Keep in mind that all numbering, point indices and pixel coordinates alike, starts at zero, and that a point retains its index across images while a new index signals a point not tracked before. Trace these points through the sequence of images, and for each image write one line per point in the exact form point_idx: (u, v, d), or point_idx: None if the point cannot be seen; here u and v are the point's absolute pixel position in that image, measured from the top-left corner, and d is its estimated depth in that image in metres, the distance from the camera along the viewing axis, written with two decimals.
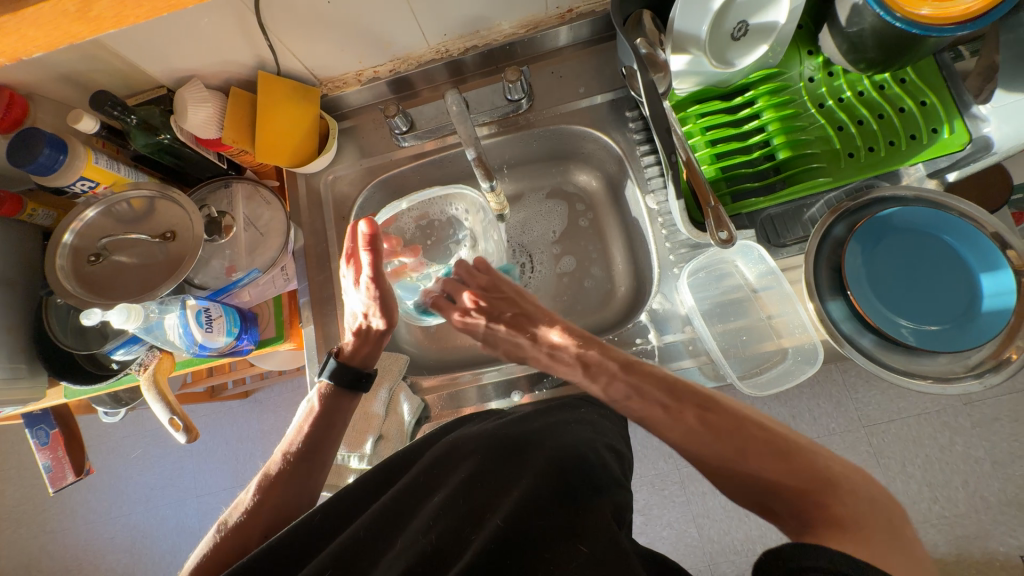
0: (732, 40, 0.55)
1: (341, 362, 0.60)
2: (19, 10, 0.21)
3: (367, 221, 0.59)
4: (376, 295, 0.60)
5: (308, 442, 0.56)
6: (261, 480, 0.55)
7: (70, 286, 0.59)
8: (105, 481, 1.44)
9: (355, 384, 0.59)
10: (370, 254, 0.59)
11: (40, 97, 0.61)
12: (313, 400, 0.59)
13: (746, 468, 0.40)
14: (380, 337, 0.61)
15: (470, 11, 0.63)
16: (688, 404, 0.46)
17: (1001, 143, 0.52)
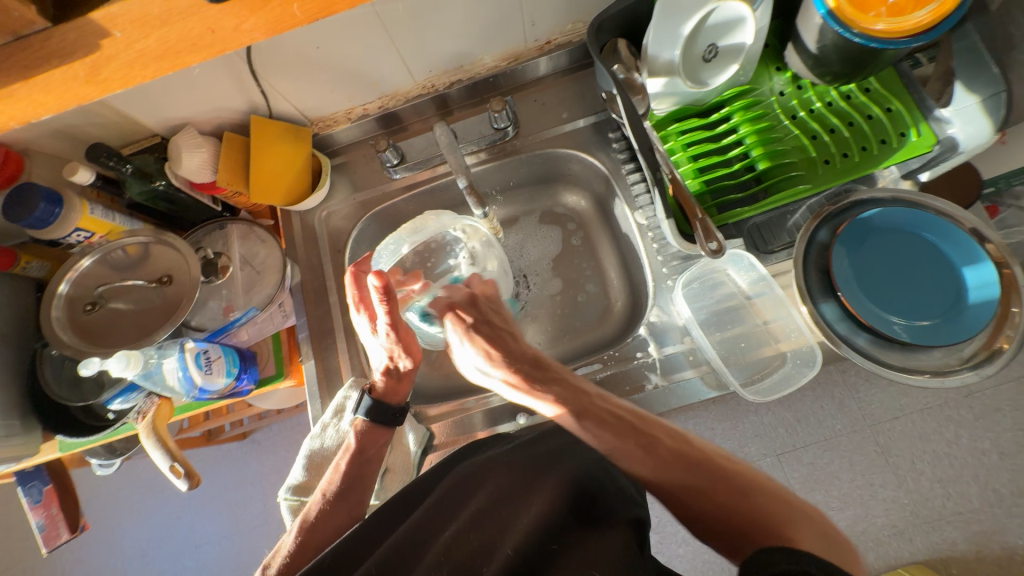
0: (704, 62, 0.58)
1: (377, 401, 0.59)
2: (29, 78, 0.23)
3: (378, 273, 0.53)
4: (398, 340, 0.58)
5: (345, 479, 0.56)
6: (303, 522, 0.54)
7: (66, 337, 0.59)
8: (99, 537, 1.38)
9: (394, 421, 0.60)
10: (383, 305, 0.56)
11: (36, 152, 0.62)
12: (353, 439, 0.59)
13: (706, 504, 0.43)
14: (409, 375, 0.61)
15: (453, 48, 0.66)
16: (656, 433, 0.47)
17: (966, 143, 0.54)
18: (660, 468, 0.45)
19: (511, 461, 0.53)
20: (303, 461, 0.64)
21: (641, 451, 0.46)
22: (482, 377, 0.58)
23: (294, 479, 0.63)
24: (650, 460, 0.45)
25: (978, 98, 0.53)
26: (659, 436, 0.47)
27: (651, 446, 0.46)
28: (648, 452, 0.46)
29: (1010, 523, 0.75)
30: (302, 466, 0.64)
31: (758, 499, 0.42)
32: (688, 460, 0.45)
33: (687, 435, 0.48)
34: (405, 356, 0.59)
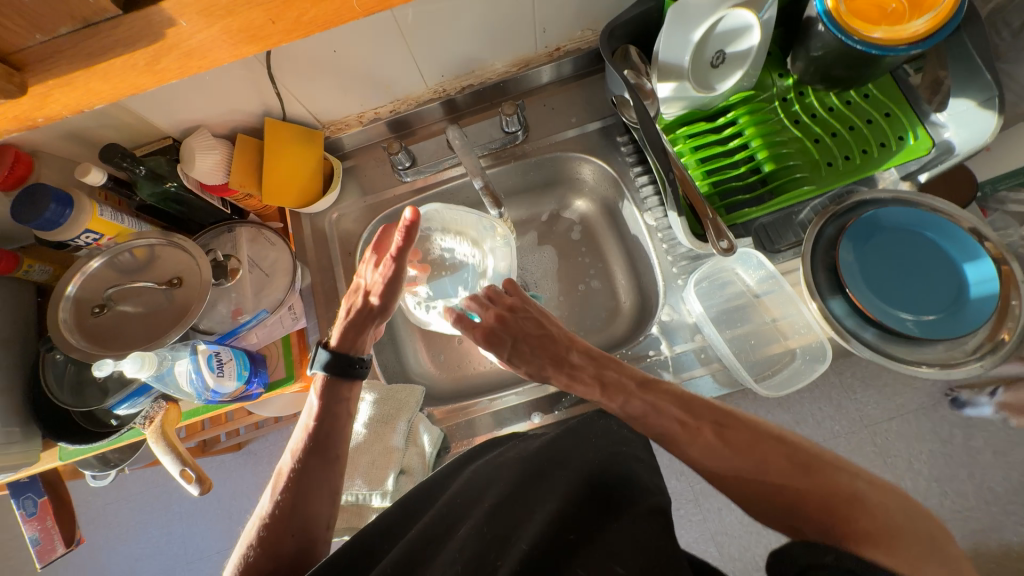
0: (712, 68, 0.61)
1: (335, 354, 0.59)
2: (93, 66, 0.26)
3: (413, 208, 0.55)
4: (387, 275, 0.59)
5: (314, 438, 0.55)
6: (274, 486, 0.53)
7: (74, 339, 0.58)
8: (87, 555, 1.34)
9: (350, 373, 0.58)
10: (399, 241, 0.57)
11: (44, 154, 0.61)
12: (314, 398, 0.57)
13: (755, 483, 0.44)
14: (369, 326, 0.61)
15: (466, 54, 0.68)
16: (704, 421, 0.49)
17: (961, 146, 0.57)
18: (706, 452, 0.47)
19: (522, 459, 0.52)
20: None
21: None
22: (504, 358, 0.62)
23: None
24: None
25: (973, 102, 0.55)
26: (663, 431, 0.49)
27: None
28: (694, 436, 0.48)
29: (1006, 521, 0.73)
30: None
31: (773, 475, 0.44)
32: (733, 442, 0.47)
33: (732, 412, 0.50)
34: (374, 294, 0.60)
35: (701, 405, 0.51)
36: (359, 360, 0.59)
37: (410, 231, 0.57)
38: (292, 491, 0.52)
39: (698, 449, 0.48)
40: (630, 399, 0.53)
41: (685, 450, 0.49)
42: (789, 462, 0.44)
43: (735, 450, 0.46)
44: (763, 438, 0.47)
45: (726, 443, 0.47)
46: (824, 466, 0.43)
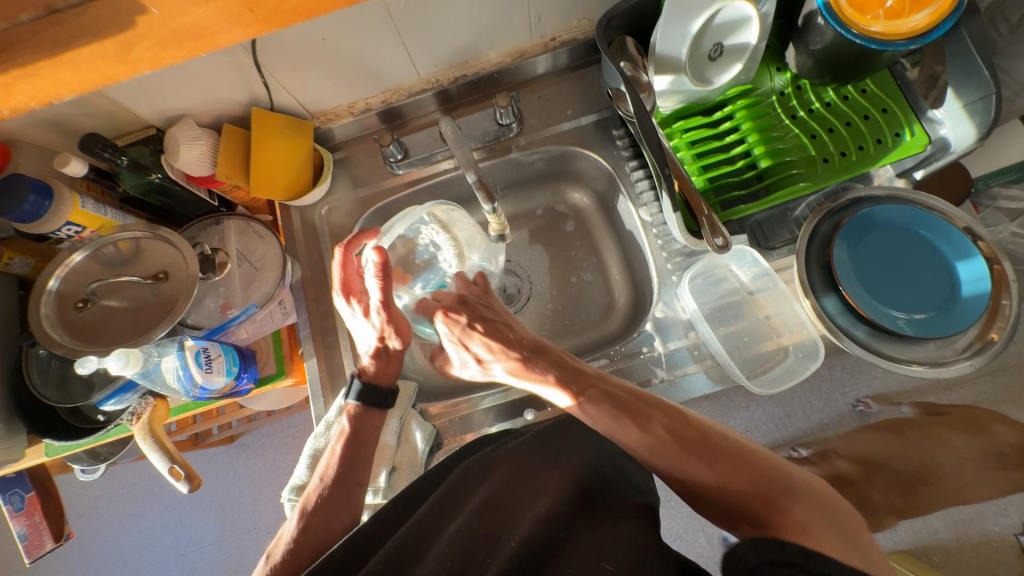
0: (709, 61, 0.60)
1: (366, 385, 0.60)
2: (58, 56, 0.24)
3: (379, 249, 0.55)
4: (388, 319, 0.59)
5: (343, 463, 0.56)
6: (304, 508, 0.53)
7: (57, 335, 0.56)
8: (79, 547, 1.33)
9: (386, 403, 0.60)
10: (378, 281, 0.57)
11: (22, 143, 0.59)
12: (344, 423, 0.59)
13: (697, 477, 0.44)
14: (398, 356, 0.62)
15: (459, 43, 0.66)
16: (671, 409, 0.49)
17: (956, 143, 0.57)
18: (655, 446, 0.46)
19: (514, 456, 0.51)
20: (307, 461, 0.62)
21: (635, 428, 0.47)
22: (479, 373, 0.60)
23: (297, 479, 0.62)
24: (655, 433, 0.46)
25: (964, 102, 0.55)
26: (655, 415, 0.48)
27: (648, 423, 0.47)
28: (645, 431, 0.46)
29: (986, 510, 0.79)
30: (305, 465, 0.62)
31: (717, 467, 0.43)
32: (682, 438, 0.46)
33: (684, 413, 0.49)
34: (395, 337, 0.61)
35: (658, 400, 0.49)
36: (390, 391, 0.61)
37: (383, 269, 0.57)
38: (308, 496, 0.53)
39: (645, 446, 0.46)
40: (588, 390, 0.50)
41: (628, 443, 0.47)
42: (732, 460, 0.44)
43: (682, 446, 0.45)
44: (715, 435, 0.46)
45: (674, 438, 0.46)
46: (766, 461, 0.44)
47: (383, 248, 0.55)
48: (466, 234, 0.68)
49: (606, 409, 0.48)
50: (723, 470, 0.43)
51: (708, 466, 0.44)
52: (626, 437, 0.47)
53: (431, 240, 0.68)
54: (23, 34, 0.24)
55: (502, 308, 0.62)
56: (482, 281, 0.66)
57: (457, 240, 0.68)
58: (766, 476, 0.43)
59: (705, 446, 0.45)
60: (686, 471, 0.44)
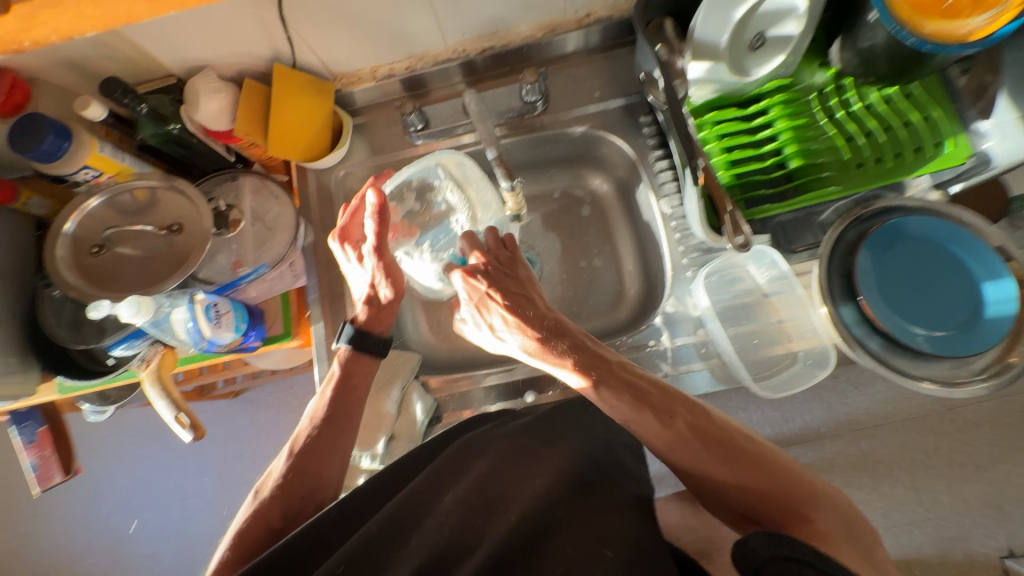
0: (749, 51, 0.57)
1: (358, 330, 0.60)
2: None
3: (377, 191, 0.59)
4: (380, 263, 0.59)
5: (331, 408, 0.57)
6: (293, 448, 0.55)
7: (70, 278, 0.57)
8: (85, 483, 1.39)
9: (375, 350, 0.60)
10: (375, 226, 0.59)
11: (44, 82, 0.59)
12: (337, 366, 0.59)
13: (719, 477, 0.44)
14: (390, 307, 0.61)
15: (490, 12, 0.64)
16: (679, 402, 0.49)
17: (1000, 157, 0.54)
18: (676, 442, 0.46)
19: (514, 436, 0.52)
20: None
21: (655, 421, 0.47)
22: (496, 342, 0.59)
23: None
24: (669, 435, 0.46)
25: (1016, 113, 0.52)
26: (679, 410, 0.47)
27: (658, 412, 0.47)
28: (666, 427, 0.46)
29: (976, 531, 0.75)
30: None
31: (737, 468, 0.44)
32: (704, 437, 0.45)
33: (690, 401, 0.49)
34: (386, 284, 0.60)
35: (670, 395, 0.49)
36: (381, 339, 0.61)
37: (381, 215, 0.59)
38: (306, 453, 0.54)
39: (665, 441, 0.47)
40: (610, 375, 0.50)
41: (647, 436, 0.48)
42: (753, 459, 0.44)
43: (707, 447, 0.45)
44: (738, 434, 0.46)
45: (696, 436, 0.46)
46: (790, 468, 0.44)
47: (380, 189, 0.58)
48: (479, 195, 0.69)
49: (620, 395, 0.49)
50: (746, 475, 0.43)
51: (728, 467, 0.44)
52: (645, 429, 0.48)
53: (445, 198, 0.69)
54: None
55: (528, 275, 0.62)
56: (511, 242, 0.64)
57: (471, 201, 0.69)
58: (787, 478, 0.43)
59: (728, 446, 0.45)
60: (706, 467, 0.45)
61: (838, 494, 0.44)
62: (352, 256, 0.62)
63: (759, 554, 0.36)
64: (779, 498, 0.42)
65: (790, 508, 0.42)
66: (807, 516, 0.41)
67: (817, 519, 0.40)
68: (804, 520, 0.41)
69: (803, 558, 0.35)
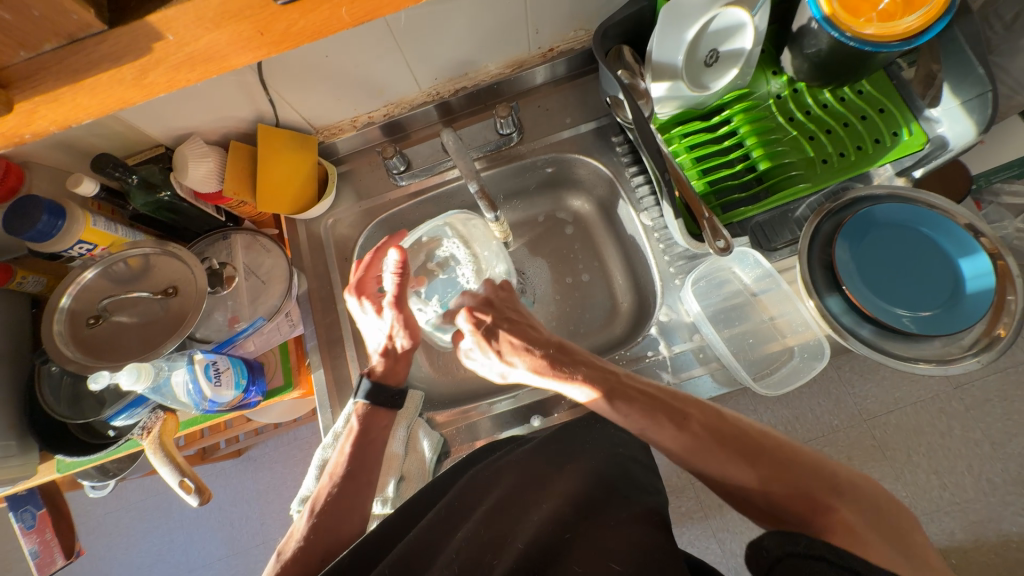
0: (706, 67, 0.61)
1: (375, 383, 0.61)
2: (77, 81, 0.26)
3: (399, 249, 0.61)
4: (399, 315, 0.62)
5: (352, 462, 0.56)
6: (314, 506, 0.54)
7: (69, 351, 0.57)
8: (88, 565, 1.33)
9: (393, 402, 0.60)
10: (396, 280, 0.62)
11: (36, 165, 0.61)
12: (354, 421, 0.59)
13: (740, 478, 0.43)
14: (406, 356, 0.63)
15: (459, 56, 0.67)
16: (694, 408, 0.48)
17: (955, 140, 0.57)
18: (695, 447, 0.45)
19: (522, 464, 0.51)
20: (315, 471, 0.63)
21: (671, 426, 0.47)
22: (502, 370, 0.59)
23: (306, 490, 0.63)
24: (685, 438, 0.46)
25: (960, 100, 0.56)
26: (692, 412, 0.48)
27: (683, 421, 0.47)
28: (681, 429, 0.46)
29: (1004, 511, 0.74)
30: (314, 476, 0.63)
31: (758, 468, 0.43)
32: (720, 436, 0.45)
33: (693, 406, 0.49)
34: (403, 333, 0.62)
35: (687, 399, 0.49)
36: (399, 391, 0.61)
37: (403, 269, 0.62)
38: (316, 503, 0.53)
39: (682, 445, 0.46)
40: (624, 391, 0.50)
41: (663, 443, 0.47)
42: (775, 460, 0.43)
43: (725, 444, 0.45)
44: (756, 433, 0.46)
45: (714, 436, 0.45)
46: (810, 458, 0.43)
47: (403, 246, 0.61)
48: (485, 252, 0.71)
49: (635, 404, 0.49)
50: (767, 471, 0.43)
51: (747, 466, 0.43)
52: (661, 435, 0.47)
53: (450, 253, 0.71)
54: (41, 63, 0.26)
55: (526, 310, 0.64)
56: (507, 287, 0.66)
57: (476, 256, 0.71)
58: (807, 476, 0.42)
59: (744, 444, 0.44)
60: (727, 471, 0.44)
61: (864, 481, 0.43)
62: (369, 309, 0.63)
63: (772, 552, 0.36)
64: (803, 494, 0.41)
65: (815, 500, 0.41)
66: (832, 508, 0.40)
67: (843, 510, 0.40)
68: (830, 511, 0.40)
69: (817, 553, 0.34)
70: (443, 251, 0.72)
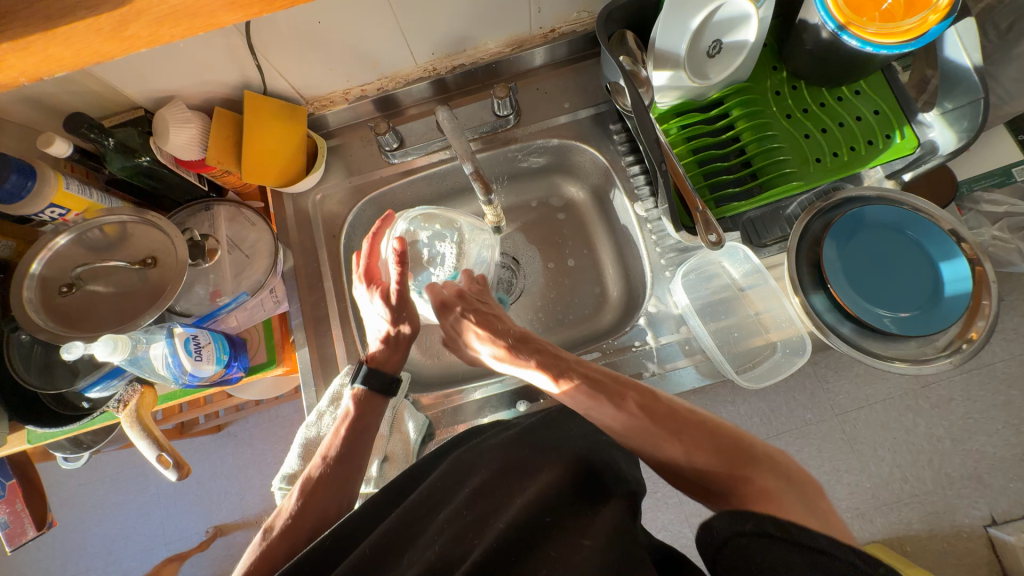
0: (708, 57, 0.60)
1: (371, 369, 0.60)
2: (51, 30, 0.24)
3: (398, 238, 0.59)
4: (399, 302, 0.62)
5: (344, 445, 0.56)
6: (304, 486, 0.53)
7: (39, 319, 0.55)
8: (60, 536, 1.32)
9: (387, 390, 0.60)
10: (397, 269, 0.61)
11: (3, 121, 0.57)
12: (349, 403, 0.59)
13: (667, 451, 0.45)
14: (405, 344, 0.63)
15: (457, 30, 0.65)
16: (629, 390, 0.49)
17: (945, 146, 0.59)
18: (629, 423, 0.47)
19: (506, 446, 0.51)
20: (298, 450, 0.63)
21: (610, 407, 0.48)
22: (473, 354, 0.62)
23: (288, 468, 0.62)
24: (622, 416, 0.47)
25: (939, 110, 0.58)
26: (629, 393, 0.49)
27: (621, 400, 0.48)
28: (619, 409, 0.47)
29: (959, 503, 0.78)
30: (297, 454, 0.63)
31: (686, 440, 0.44)
32: (653, 413, 0.47)
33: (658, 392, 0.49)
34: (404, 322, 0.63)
35: (625, 384, 0.50)
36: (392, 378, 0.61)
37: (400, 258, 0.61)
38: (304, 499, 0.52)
39: (620, 423, 0.48)
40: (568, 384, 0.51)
41: (604, 421, 0.49)
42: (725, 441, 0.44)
43: (654, 421, 0.46)
44: (684, 410, 0.47)
45: (646, 414, 0.47)
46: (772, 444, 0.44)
47: (400, 237, 0.59)
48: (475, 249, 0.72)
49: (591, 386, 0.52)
50: (691, 443, 0.44)
51: (676, 441, 0.45)
52: (602, 415, 0.49)
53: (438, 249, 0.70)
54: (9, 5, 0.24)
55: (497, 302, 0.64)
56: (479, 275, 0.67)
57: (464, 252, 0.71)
58: (732, 452, 0.43)
59: (674, 421, 0.46)
60: (656, 444, 0.45)
61: None
62: (376, 298, 0.62)
63: (723, 531, 0.38)
64: (722, 462, 0.43)
65: (730, 467, 0.42)
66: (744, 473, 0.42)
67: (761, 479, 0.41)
68: (745, 477, 0.42)
69: (763, 531, 0.36)
70: (436, 249, 0.70)
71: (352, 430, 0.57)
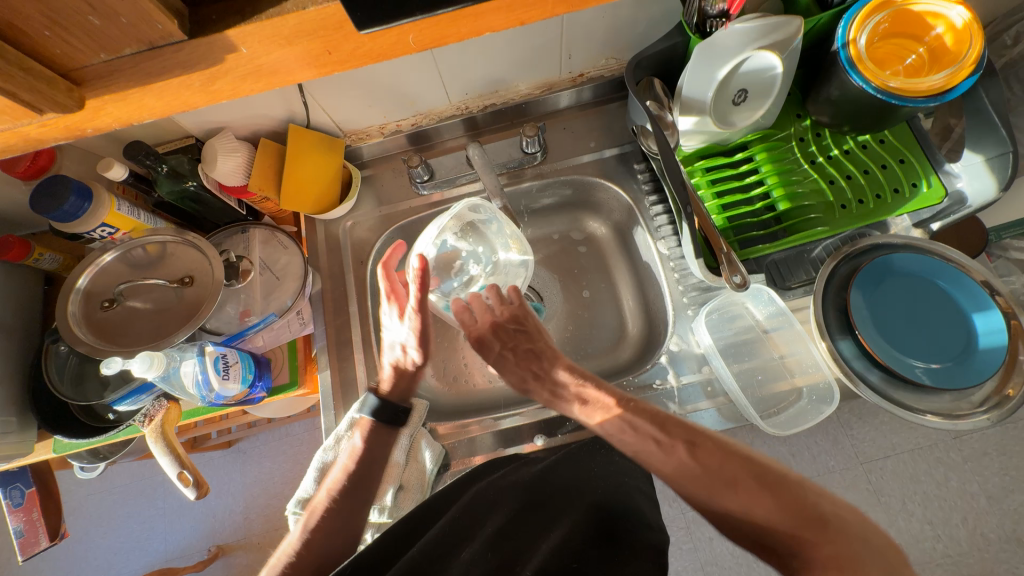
0: (734, 105, 0.61)
1: (382, 400, 0.59)
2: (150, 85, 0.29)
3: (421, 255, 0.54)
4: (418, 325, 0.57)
5: (351, 477, 0.56)
6: (309, 520, 0.54)
7: (80, 332, 0.57)
8: (65, 547, 1.31)
9: (397, 419, 0.59)
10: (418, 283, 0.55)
11: (67, 146, 0.62)
12: (359, 440, 0.58)
13: (728, 503, 0.45)
14: (412, 375, 0.60)
15: (491, 74, 0.69)
16: (678, 438, 0.49)
17: (973, 198, 0.58)
18: (680, 470, 0.47)
19: (528, 486, 0.53)
20: (314, 474, 0.62)
21: (659, 453, 0.49)
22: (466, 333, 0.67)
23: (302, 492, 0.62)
24: (683, 459, 0.48)
25: (984, 156, 0.58)
26: (677, 435, 0.49)
27: (671, 447, 0.48)
28: (671, 454, 0.48)
29: (998, 567, 0.74)
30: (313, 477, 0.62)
31: (741, 493, 0.44)
32: (707, 463, 0.47)
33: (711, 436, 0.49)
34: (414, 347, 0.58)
35: (675, 423, 0.50)
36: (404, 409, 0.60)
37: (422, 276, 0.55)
38: (319, 528, 0.53)
39: (672, 468, 0.48)
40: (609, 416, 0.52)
41: (656, 464, 0.49)
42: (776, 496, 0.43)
43: (706, 468, 0.46)
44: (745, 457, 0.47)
45: (699, 462, 0.47)
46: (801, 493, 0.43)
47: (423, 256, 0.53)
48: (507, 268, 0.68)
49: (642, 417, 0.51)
50: (749, 496, 0.44)
51: (733, 491, 0.44)
52: (651, 459, 0.49)
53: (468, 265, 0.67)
54: (126, 67, 0.28)
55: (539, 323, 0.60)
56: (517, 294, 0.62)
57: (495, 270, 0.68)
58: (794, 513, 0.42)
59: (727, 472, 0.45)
60: (709, 492, 0.45)
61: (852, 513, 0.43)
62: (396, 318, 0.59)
63: None
64: (787, 518, 0.42)
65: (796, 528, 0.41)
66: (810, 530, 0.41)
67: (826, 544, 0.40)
68: (816, 535, 0.41)
69: None
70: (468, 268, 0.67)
71: (360, 462, 0.56)
